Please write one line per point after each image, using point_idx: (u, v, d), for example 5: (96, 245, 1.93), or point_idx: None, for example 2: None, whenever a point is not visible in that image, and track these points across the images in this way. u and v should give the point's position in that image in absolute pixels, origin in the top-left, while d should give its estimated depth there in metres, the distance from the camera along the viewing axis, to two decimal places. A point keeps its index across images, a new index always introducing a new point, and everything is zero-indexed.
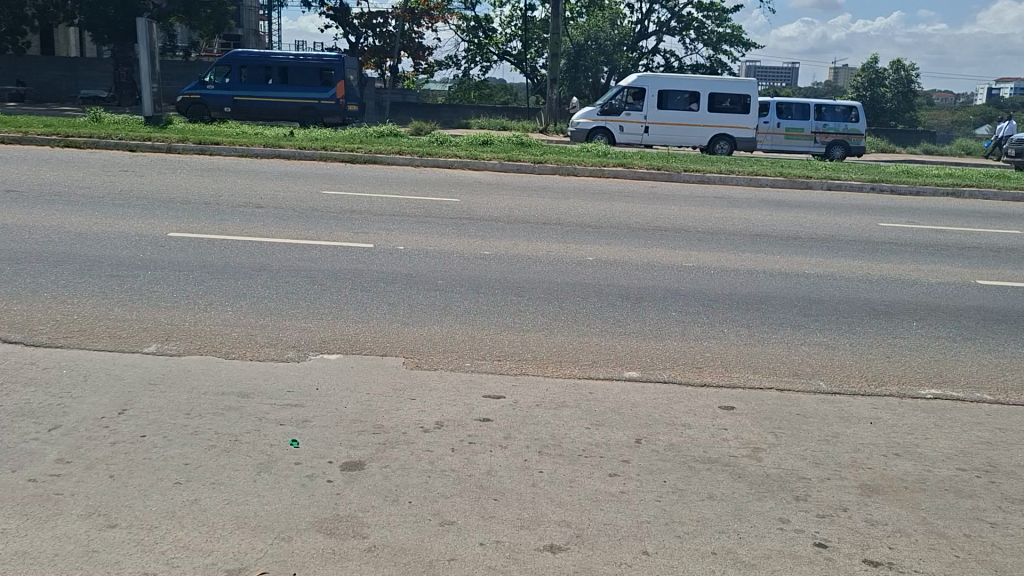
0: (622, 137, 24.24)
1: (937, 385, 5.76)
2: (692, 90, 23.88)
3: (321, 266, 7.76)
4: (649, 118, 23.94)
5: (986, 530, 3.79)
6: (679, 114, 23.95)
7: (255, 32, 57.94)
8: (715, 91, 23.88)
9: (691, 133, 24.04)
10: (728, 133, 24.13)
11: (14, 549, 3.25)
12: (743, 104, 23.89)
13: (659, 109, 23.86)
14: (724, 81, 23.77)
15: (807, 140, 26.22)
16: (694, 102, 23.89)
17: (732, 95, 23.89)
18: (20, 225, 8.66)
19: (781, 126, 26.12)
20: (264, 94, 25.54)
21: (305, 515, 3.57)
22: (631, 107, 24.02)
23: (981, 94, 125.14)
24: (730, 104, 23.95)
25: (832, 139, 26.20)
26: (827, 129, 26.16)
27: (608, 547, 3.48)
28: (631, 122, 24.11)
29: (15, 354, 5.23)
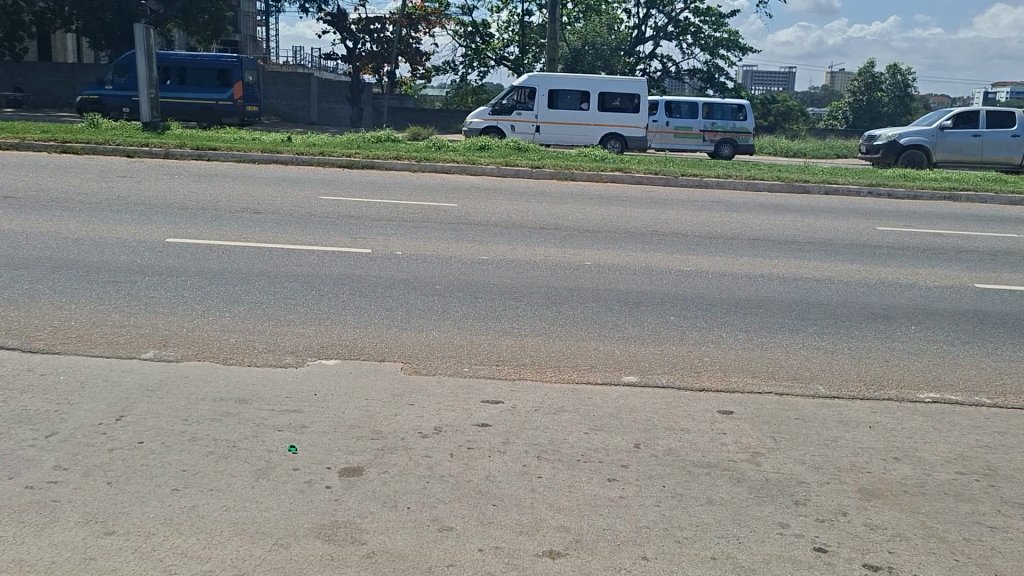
0: (515, 136, 24.10)
1: (936, 389, 5.76)
2: (582, 90, 24.07)
3: (319, 271, 7.75)
4: (540, 118, 23.95)
5: (985, 534, 3.78)
6: (570, 114, 24.01)
7: (253, 38, 57.97)
8: (606, 91, 24.15)
9: (584, 133, 24.22)
10: (620, 133, 24.46)
11: (12, 556, 3.24)
12: (632, 104, 24.26)
13: (551, 108, 23.91)
14: (612, 81, 24.00)
15: (697, 138, 26.86)
16: (585, 101, 24.02)
17: (623, 95, 24.29)
18: (18, 231, 8.65)
19: (670, 125, 26.72)
20: (167, 95, 27.34)
21: (303, 521, 3.56)
22: (522, 107, 23.99)
23: (978, 98, 125.51)
24: (620, 104, 24.32)
25: (720, 137, 26.94)
26: (715, 127, 26.87)
27: (607, 552, 3.47)
28: (522, 122, 24.04)
29: (13, 361, 5.21)
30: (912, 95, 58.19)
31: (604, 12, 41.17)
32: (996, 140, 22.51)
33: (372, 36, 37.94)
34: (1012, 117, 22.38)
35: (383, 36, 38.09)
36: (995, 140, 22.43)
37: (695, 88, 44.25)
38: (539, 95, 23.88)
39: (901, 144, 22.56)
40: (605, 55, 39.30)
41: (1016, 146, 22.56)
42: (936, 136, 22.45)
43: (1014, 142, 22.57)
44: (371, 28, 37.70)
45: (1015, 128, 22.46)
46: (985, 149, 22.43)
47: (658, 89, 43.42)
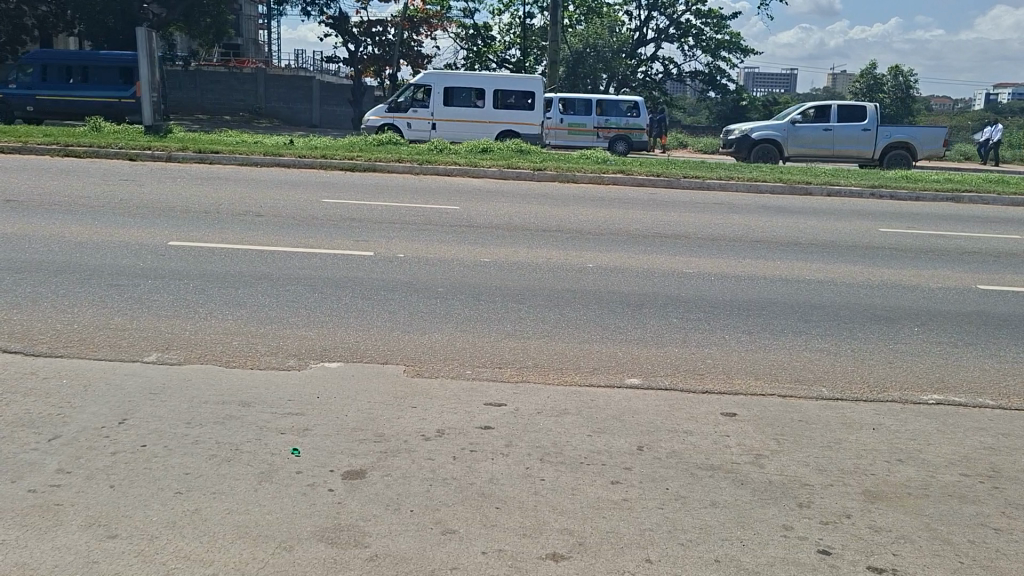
0: (410, 133, 23.51)
1: (940, 391, 5.75)
2: (477, 87, 23.55)
3: (322, 274, 7.75)
4: (435, 115, 23.46)
5: (990, 536, 3.77)
6: (466, 111, 23.53)
7: (255, 41, 57.99)
8: (501, 88, 23.66)
9: (479, 130, 23.70)
10: (515, 129, 23.89)
11: (13, 559, 3.24)
12: (527, 101, 23.80)
13: (446, 106, 23.42)
14: (508, 78, 23.59)
15: (591, 135, 25.92)
16: (479, 98, 23.50)
17: (517, 93, 23.80)
18: (20, 235, 8.64)
19: (564, 121, 25.87)
20: (70, 94, 26.34)
21: (306, 525, 3.55)
22: (418, 103, 23.46)
23: (980, 99, 125.46)
24: (515, 102, 23.81)
25: (615, 134, 25.97)
26: (610, 124, 25.92)
27: (610, 555, 3.46)
28: (418, 119, 23.51)
29: (15, 365, 5.21)
30: (913, 96, 58.20)
31: (606, 14, 41.18)
32: (847, 133, 22.56)
33: (374, 39, 37.97)
34: (862, 110, 22.42)
35: (385, 39, 38.12)
36: (847, 133, 22.46)
37: (697, 90, 44.25)
38: (435, 93, 23.41)
39: (753, 139, 23.06)
40: (606, 57, 39.31)
41: (868, 139, 22.52)
42: (788, 130, 22.71)
43: (866, 135, 22.54)
44: (372, 31, 37.72)
45: (866, 122, 22.48)
46: (835, 143, 22.53)
47: (659, 91, 43.44)
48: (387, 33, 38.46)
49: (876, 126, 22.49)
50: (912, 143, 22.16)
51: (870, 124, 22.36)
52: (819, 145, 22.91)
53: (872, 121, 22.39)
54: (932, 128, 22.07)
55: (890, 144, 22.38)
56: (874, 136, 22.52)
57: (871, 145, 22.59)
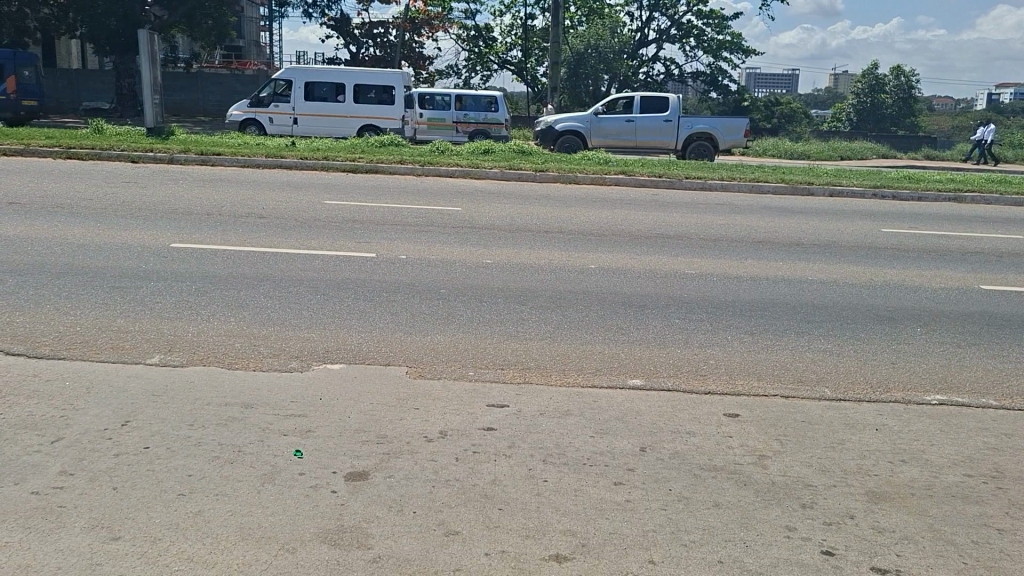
0: (272, 128, 23.21)
1: (943, 391, 5.74)
2: (338, 82, 23.24)
3: (325, 275, 7.78)
4: (297, 110, 23.11)
5: (994, 537, 3.76)
6: (327, 106, 23.20)
7: (257, 43, 58.07)
8: (360, 82, 23.37)
9: (339, 124, 23.33)
10: (375, 123, 23.63)
11: (17, 562, 3.24)
12: (387, 95, 23.57)
13: (306, 100, 23.08)
14: (367, 72, 23.29)
15: (450, 131, 24.70)
16: (340, 93, 23.18)
17: (377, 86, 23.53)
18: (23, 237, 8.66)
19: (423, 117, 24.60)
20: None
21: (309, 526, 3.55)
22: (279, 98, 23.14)
23: (981, 100, 125.43)
24: (376, 96, 23.56)
25: (474, 129, 24.70)
26: (469, 119, 24.67)
27: (613, 556, 3.46)
28: (280, 114, 23.20)
29: (18, 367, 5.21)
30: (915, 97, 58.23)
31: (607, 15, 41.16)
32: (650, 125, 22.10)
33: (375, 41, 38.02)
34: (663, 102, 22.08)
35: (386, 40, 38.15)
36: (648, 125, 22.04)
37: (698, 91, 44.24)
38: (298, 87, 23.05)
39: (557, 130, 22.17)
40: (608, 58, 39.32)
41: (670, 131, 22.13)
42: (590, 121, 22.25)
43: (668, 126, 22.14)
44: (374, 32, 37.75)
45: (668, 113, 22.09)
46: (637, 134, 22.15)
47: (660, 92, 43.45)
48: (389, 35, 38.49)
49: (678, 117, 22.17)
50: (713, 134, 21.89)
51: (672, 115, 22.03)
52: (622, 137, 22.45)
53: (672, 112, 22.02)
54: (731, 118, 21.89)
55: (691, 135, 22.10)
56: (676, 127, 22.20)
57: (674, 135, 22.20)
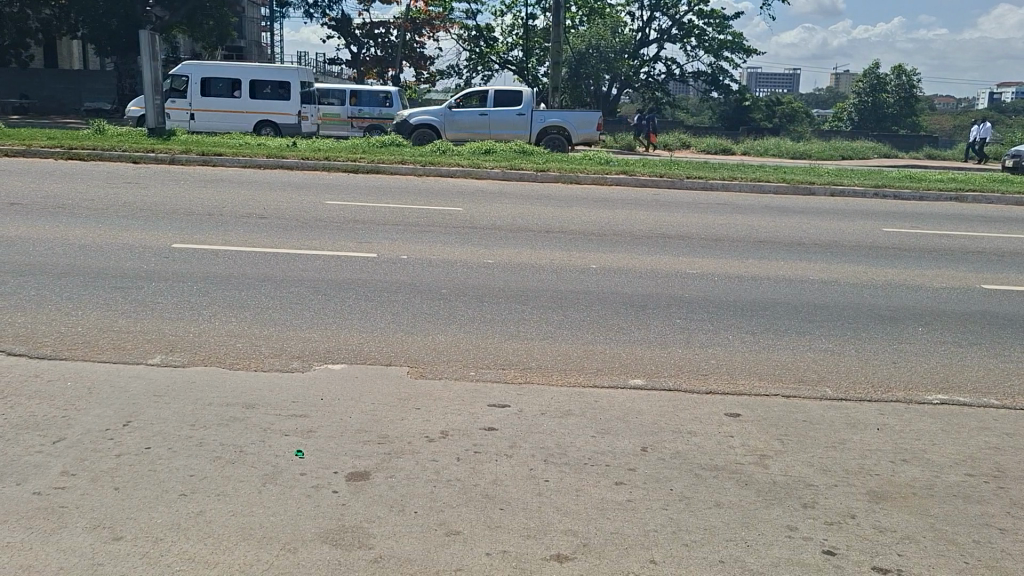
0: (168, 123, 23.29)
1: (944, 390, 5.74)
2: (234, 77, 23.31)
3: (326, 276, 7.79)
4: (193, 105, 23.23)
5: (995, 537, 3.76)
6: (223, 101, 23.28)
7: (258, 44, 58.12)
8: (256, 78, 23.34)
9: (235, 119, 23.38)
10: (272, 119, 23.62)
11: (19, 562, 3.24)
12: (284, 91, 23.49)
13: (201, 96, 23.19)
14: (262, 67, 23.33)
15: (343, 124, 26.82)
16: (236, 88, 23.24)
17: (274, 82, 23.50)
18: (24, 238, 8.67)
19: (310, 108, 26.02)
20: None
21: (312, 526, 3.56)
22: (176, 94, 23.30)
23: (982, 99, 125.33)
24: (274, 92, 23.51)
25: (368, 124, 26.92)
26: (363, 114, 26.86)
27: (614, 556, 3.46)
28: (177, 109, 23.36)
29: (20, 368, 5.22)
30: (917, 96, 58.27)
31: (608, 14, 41.10)
32: (503, 118, 22.26)
33: (377, 41, 38.05)
34: (516, 96, 22.24)
35: (387, 40, 38.17)
36: (501, 118, 22.20)
37: (699, 90, 44.25)
38: (193, 83, 23.19)
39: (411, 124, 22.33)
40: (609, 58, 39.28)
41: (524, 124, 22.33)
42: (447, 115, 22.32)
43: (522, 120, 22.37)
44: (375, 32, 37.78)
45: (521, 107, 22.26)
46: (491, 128, 22.23)
47: (661, 92, 43.44)
48: (390, 35, 38.49)
49: (531, 111, 22.32)
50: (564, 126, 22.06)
51: (525, 109, 22.30)
52: (478, 132, 22.50)
53: (525, 105, 22.24)
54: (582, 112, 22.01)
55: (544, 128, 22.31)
56: (529, 121, 22.33)
57: (527, 128, 22.34)
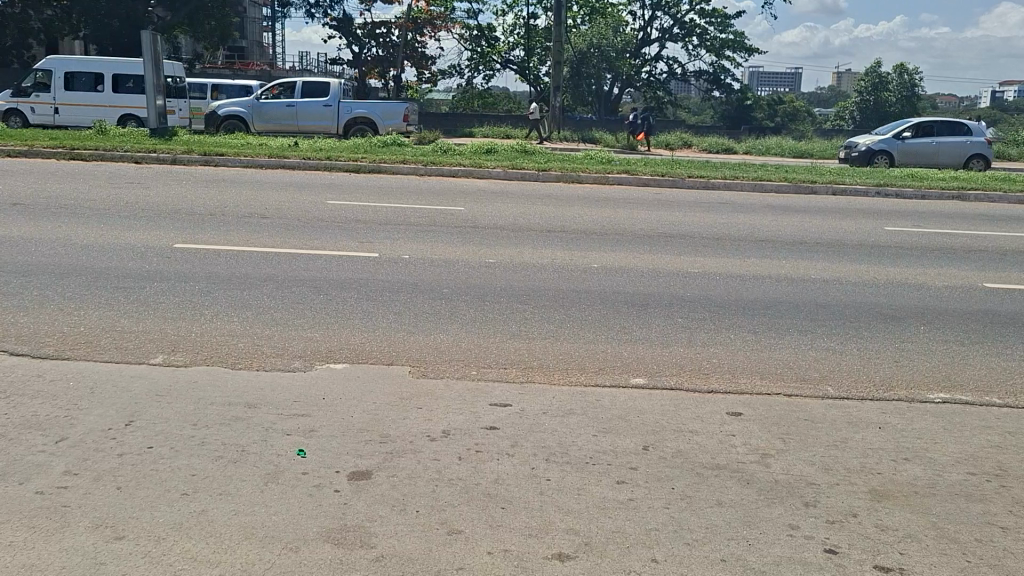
0: (32, 119, 23.13)
1: (948, 389, 5.73)
2: (97, 73, 23.13)
3: (330, 275, 7.80)
4: (57, 100, 23.03)
5: (997, 535, 3.76)
6: (87, 97, 23.07)
7: (261, 44, 58.25)
8: (119, 72, 23.20)
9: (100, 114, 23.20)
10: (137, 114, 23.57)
11: (22, 561, 3.25)
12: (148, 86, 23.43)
13: (64, 91, 23.02)
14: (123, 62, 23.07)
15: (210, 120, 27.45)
16: (99, 84, 23.11)
17: (137, 77, 23.38)
18: (25, 238, 8.68)
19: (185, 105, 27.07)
20: None
21: (314, 525, 3.57)
22: (40, 88, 23.07)
23: (985, 98, 125.10)
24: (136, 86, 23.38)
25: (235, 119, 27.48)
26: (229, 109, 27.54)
27: (617, 555, 3.46)
28: (41, 104, 23.16)
29: (23, 368, 5.23)
30: (918, 94, 58.23)
31: (610, 14, 40.79)
32: (308, 109, 22.95)
33: (378, 41, 38.04)
34: (323, 88, 22.95)
35: (388, 40, 38.17)
36: (307, 109, 22.90)
37: (701, 89, 44.19)
38: (57, 78, 23.01)
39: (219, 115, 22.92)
40: (609, 57, 39.41)
41: (330, 116, 22.99)
42: (253, 105, 22.99)
43: (329, 112, 23.04)
44: (376, 32, 37.76)
45: (328, 98, 23.00)
46: (298, 118, 22.93)
47: (663, 91, 43.39)
48: (392, 35, 38.48)
49: (338, 102, 23.00)
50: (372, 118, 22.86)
51: (332, 101, 23.00)
52: (287, 124, 23.18)
53: (331, 97, 22.97)
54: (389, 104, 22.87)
55: (351, 118, 23.03)
56: (336, 112, 23.02)
57: (335, 120, 23.07)
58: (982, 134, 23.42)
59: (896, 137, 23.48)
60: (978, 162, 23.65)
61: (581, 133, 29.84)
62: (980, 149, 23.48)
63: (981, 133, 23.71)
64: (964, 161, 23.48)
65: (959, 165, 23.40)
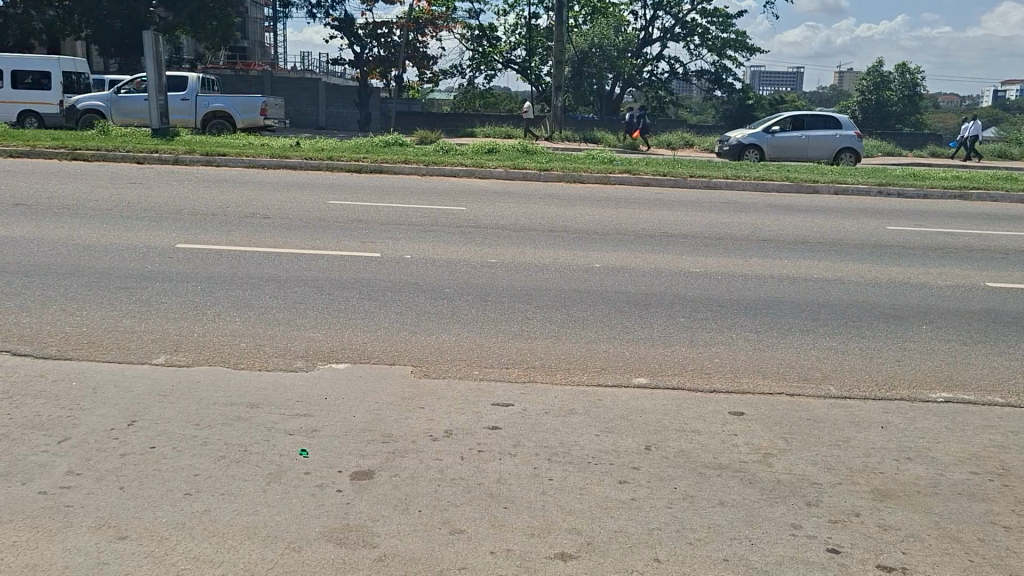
0: None
1: (950, 389, 5.73)
2: None
3: (331, 275, 7.80)
4: None
5: (1000, 534, 3.76)
6: None
7: (262, 44, 58.33)
8: (18, 69, 23.26)
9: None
10: (36, 110, 23.43)
11: (25, 561, 3.26)
12: (47, 81, 23.40)
13: None
14: (23, 58, 23.19)
15: None
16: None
17: (35, 73, 23.36)
18: (26, 238, 8.69)
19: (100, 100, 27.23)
20: None
21: (316, 525, 3.57)
22: None
23: (987, 97, 124.90)
24: (35, 81, 23.35)
25: None
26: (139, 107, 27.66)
27: (619, 555, 3.46)
28: None
29: (25, 368, 5.23)
30: (921, 94, 58.18)
31: (611, 13, 40.55)
32: (168, 103, 22.36)
33: (379, 41, 38.02)
34: (182, 81, 22.46)
35: (389, 40, 38.15)
36: (166, 103, 22.35)
37: (703, 89, 44.15)
38: None
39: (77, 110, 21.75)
40: (610, 56, 39.38)
41: (187, 109, 22.34)
42: (112, 99, 22.03)
43: (186, 105, 22.36)
44: (377, 33, 37.73)
45: (186, 92, 22.45)
46: (157, 112, 22.25)
47: (664, 91, 43.36)
48: (393, 35, 38.47)
49: (195, 95, 22.39)
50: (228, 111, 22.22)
51: (189, 95, 22.50)
52: (146, 118, 22.52)
53: (189, 91, 22.44)
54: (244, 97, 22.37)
55: (209, 111, 22.47)
56: (194, 105, 22.39)
57: (192, 113, 22.47)
58: (852, 129, 23.02)
59: (769, 131, 23.27)
60: (846, 157, 23.26)
61: (582, 133, 29.79)
62: (854, 143, 23.18)
63: (851, 128, 23.31)
64: (831, 155, 23.16)
65: (828, 160, 23.15)
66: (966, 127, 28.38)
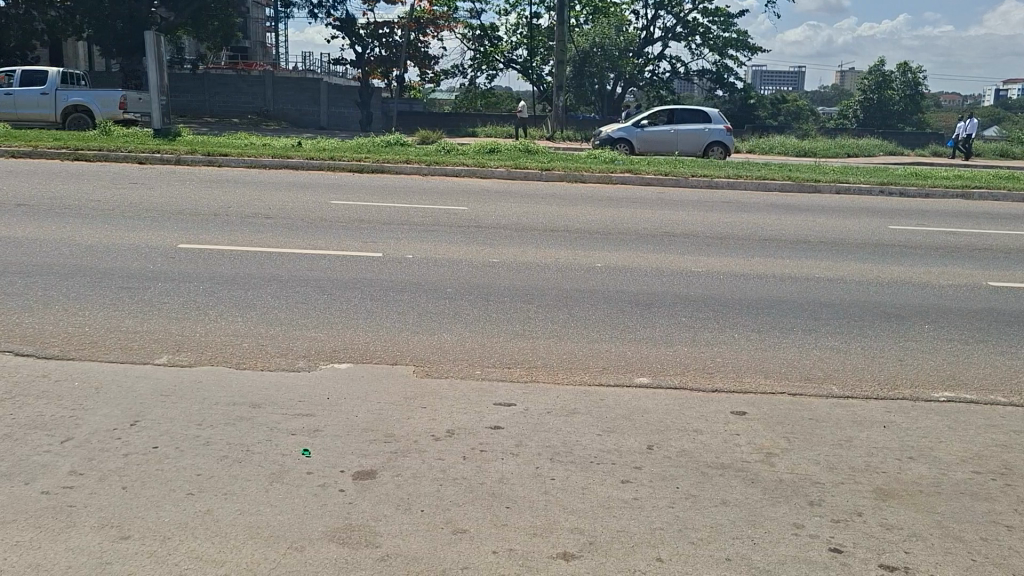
0: None
1: (952, 388, 5.73)
2: None
3: (333, 275, 7.81)
4: None
5: (1003, 534, 3.75)
6: None
7: (263, 45, 58.46)
8: None
9: None
10: None
11: (28, 561, 3.26)
12: None
13: None
14: None
15: None
16: None
17: None
18: (27, 239, 8.69)
19: None
20: None
21: (318, 525, 3.57)
22: None
23: (989, 96, 124.78)
24: None
25: None
26: None
27: (621, 554, 3.46)
28: None
29: (28, 368, 5.24)
30: (923, 93, 58.15)
31: (612, 13, 40.59)
32: (25, 96, 21.78)
33: (380, 41, 38.01)
34: (40, 75, 21.91)
35: (391, 40, 38.14)
36: (25, 97, 21.74)
37: (704, 88, 44.14)
38: None
39: None
40: (612, 56, 39.35)
41: (46, 103, 21.78)
42: None
43: (46, 100, 21.85)
44: (379, 33, 37.72)
45: (45, 86, 21.87)
46: (13, 106, 21.73)
47: (666, 90, 43.35)
48: (394, 35, 38.45)
49: (54, 90, 21.87)
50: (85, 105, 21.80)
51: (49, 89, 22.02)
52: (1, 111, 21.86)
53: (48, 84, 21.88)
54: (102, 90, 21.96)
55: (70, 106, 21.84)
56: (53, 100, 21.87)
57: (52, 108, 21.87)
58: (722, 121, 24.65)
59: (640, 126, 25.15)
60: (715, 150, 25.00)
61: (583, 133, 29.77)
62: (719, 138, 24.88)
63: (722, 119, 24.74)
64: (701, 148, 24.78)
65: (697, 151, 24.88)
66: (961, 125, 28.42)
